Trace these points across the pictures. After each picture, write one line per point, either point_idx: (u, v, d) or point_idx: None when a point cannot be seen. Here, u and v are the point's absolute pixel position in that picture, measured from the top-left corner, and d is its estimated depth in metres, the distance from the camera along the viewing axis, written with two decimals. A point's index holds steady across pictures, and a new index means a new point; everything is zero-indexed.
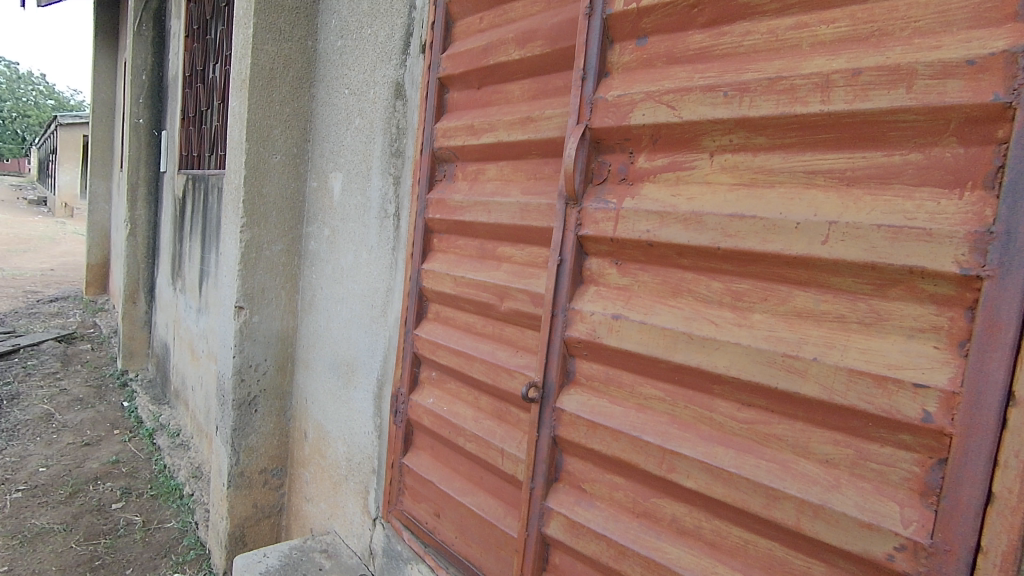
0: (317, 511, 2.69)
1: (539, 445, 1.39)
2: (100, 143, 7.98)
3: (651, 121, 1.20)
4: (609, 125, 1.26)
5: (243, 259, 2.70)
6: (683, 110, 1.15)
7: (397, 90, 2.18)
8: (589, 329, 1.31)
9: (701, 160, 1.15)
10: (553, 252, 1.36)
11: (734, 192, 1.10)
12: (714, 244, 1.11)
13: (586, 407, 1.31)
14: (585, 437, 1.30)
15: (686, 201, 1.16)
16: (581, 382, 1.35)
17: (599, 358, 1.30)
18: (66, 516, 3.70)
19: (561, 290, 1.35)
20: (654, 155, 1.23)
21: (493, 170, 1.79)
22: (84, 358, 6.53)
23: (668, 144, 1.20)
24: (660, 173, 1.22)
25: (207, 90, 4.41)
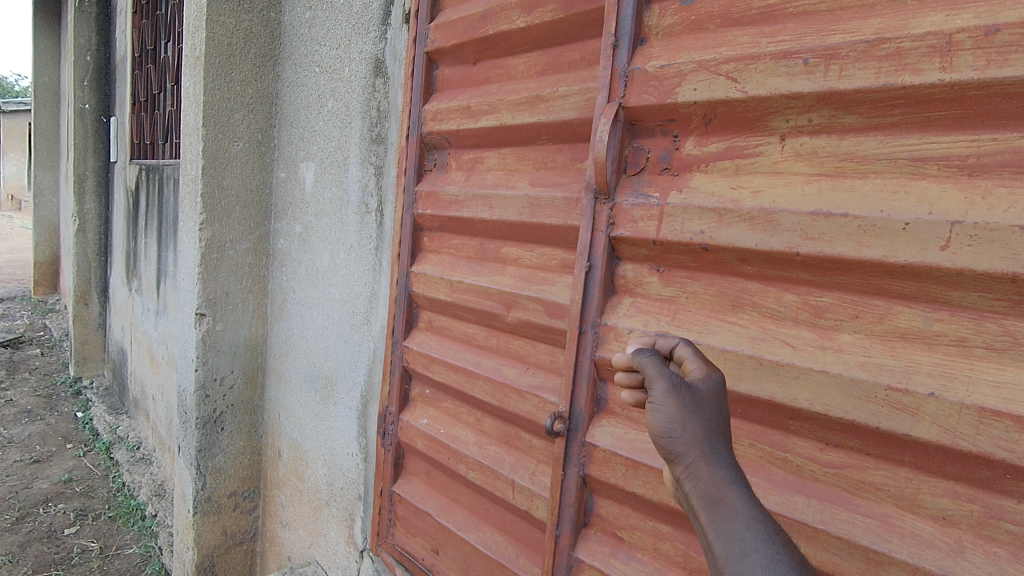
0: (295, 538, 2.44)
1: (566, 485, 1.18)
2: (45, 132, 7.40)
3: (705, 97, 0.98)
4: (650, 102, 1.04)
5: (203, 261, 2.40)
6: (749, 83, 0.93)
7: (377, 67, 1.91)
8: (626, 349, 1.09)
9: (769, 144, 0.94)
10: (579, 257, 1.14)
11: (814, 184, 0.89)
12: (789, 248, 0.90)
13: (623, 443, 1.11)
14: (625, 479, 1.10)
15: (752, 195, 0.94)
16: (614, 412, 1.14)
17: None
18: (11, 546, 3.35)
19: (589, 303, 1.13)
20: (707, 138, 1.01)
21: (494, 159, 1.55)
22: (32, 365, 6.05)
23: (725, 125, 0.98)
24: (714, 160, 1.00)
25: (159, 71, 4.02)
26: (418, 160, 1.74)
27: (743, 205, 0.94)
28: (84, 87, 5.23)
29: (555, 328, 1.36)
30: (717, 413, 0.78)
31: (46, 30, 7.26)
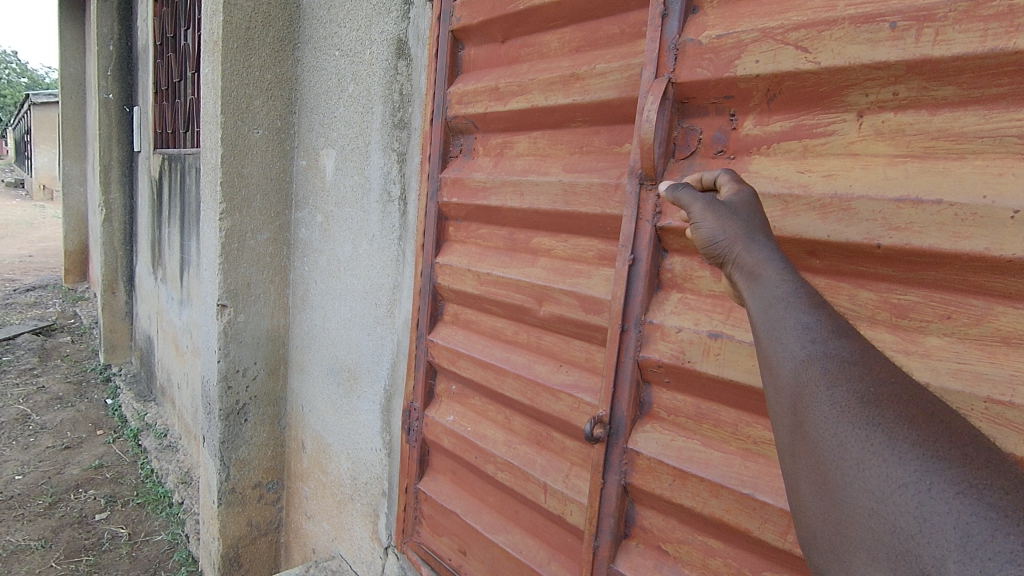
0: (319, 530, 2.41)
1: (606, 494, 1.10)
2: (72, 122, 7.47)
3: (769, 70, 0.88)
4: (704, 77, 0.94)
5: (225, 251, 2.35)
6: (822, 53, 0.83)
7: (398, 48, 1.82)
8: (674, 350, 1.01)
9: (845, 123, 0.84)
10: (622, 249, 1.05)
11: (898, 166, 0.79)
12: (869, 240, 0.80)
13: (669, 451, 1.03)
14: (673, 489, 1.02)
15: (823, 179, 0.85)
16: (660, 416, 1.06)
17: (688, 387, 1.01)
18: (44, 531, 3.40)
19: (633, 300, 1.05)
20: (769, 117, 0.91)
21: (524, 143, 1.46)
22: (63, 352, 6.17)
23: (792, 102, 0.88)
24: (777, 141, 0.90)
25: (179, 58, 3.98)
26: (443, 146, 1.66)
27: (814, 193, 0.85)
28: (107, 76, 5.23)
29: (592, 324, 1.27)
30: (752, 214, 0.81)
31: (71, 20, 7.30)
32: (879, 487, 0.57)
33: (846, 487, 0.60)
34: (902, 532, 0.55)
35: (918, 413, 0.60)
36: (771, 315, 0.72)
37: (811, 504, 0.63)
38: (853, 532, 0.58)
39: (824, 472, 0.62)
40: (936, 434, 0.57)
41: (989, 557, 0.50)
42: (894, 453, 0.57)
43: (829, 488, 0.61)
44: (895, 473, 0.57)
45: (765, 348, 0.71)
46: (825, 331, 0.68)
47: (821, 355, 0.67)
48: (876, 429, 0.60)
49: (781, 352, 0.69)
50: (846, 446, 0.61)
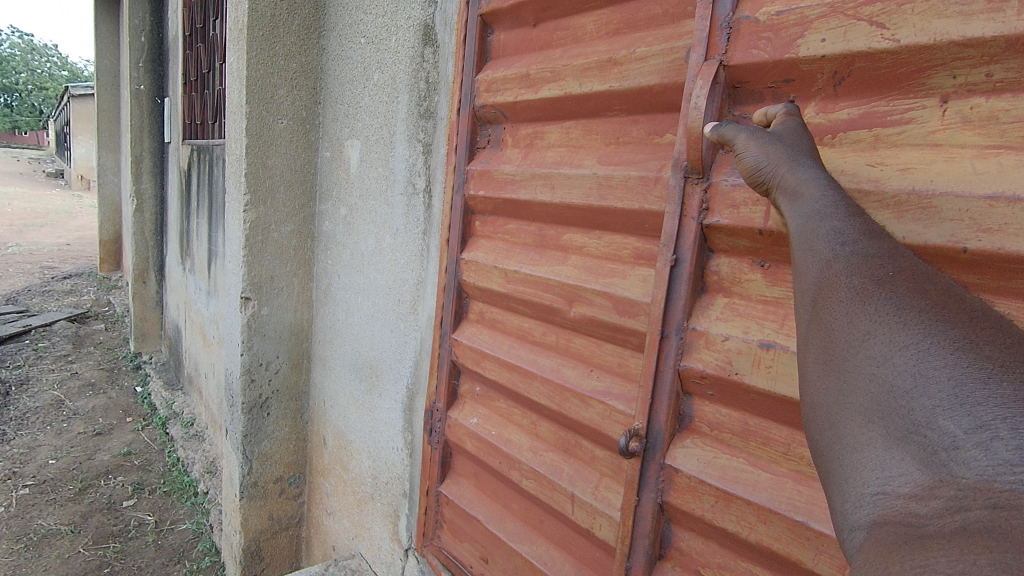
0: (340, 528, 2.38)
1: (640, 511, 1.03)
2: (107, 114, 7.62)
3: (839, 49, 0.83)
4: (761, 59, 0.90)
5: (249, 243, 2.33)
6: (902, 29, 0.78)
7: (425, 35, 1.75)
8: (721, 360, 0.94)
9: (925, 107, 0.79)
10: (663, 249, 0.97)
11: (989, 159, 0.73)
12: (954, 244, 0.75)
13: (712, 470, 0.96)
14: (715, 512, 0.96)
15: (898, 174, 0.80)
16: (701, 431, 0.99)
17: (734, 401, 0.94)
18: (74, 516, 3.47)
19: (676, 304, 0.97)
20: (836, 100, 0.86)
21: (556, 133, 1.38)
22: (97, 340, 6.31)
23: (863, 84, 0.83)
24: (845, 126, 0.85)
25: (208, 49, 3.99)
26: (470, 136, 1.58)
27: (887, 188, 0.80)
28: (139, 68, 5.29)
29: (627, 328, 1.19)
30: (799, 140, 0.82)
31: (108, 14, 7.44)
32: (883, 353, 0.59)
33: (852, 358, 0.62)
34: (899, 391, 0.57)
35: (933, 291, 0.61)
36: (808, 227, 0.74)
37: (817, 380, 0.65)
38: (854, 399, 0.60)
39: (834, 352, 0.64)
40: (947, 306, 0.59)
41: (979, 402, 0.52)
42: (903, 325, 0.59)
43: (835, 362, 0.63)
44: (899, 338, 0.59)
45: (797, 255, 0.73)
46: (853, 235, 0.70)
47: (847, 251, 0.68)
48: (886, 305, 0.62)
49: (810, 254, 0.71)
50: (858, 324, 0.62)
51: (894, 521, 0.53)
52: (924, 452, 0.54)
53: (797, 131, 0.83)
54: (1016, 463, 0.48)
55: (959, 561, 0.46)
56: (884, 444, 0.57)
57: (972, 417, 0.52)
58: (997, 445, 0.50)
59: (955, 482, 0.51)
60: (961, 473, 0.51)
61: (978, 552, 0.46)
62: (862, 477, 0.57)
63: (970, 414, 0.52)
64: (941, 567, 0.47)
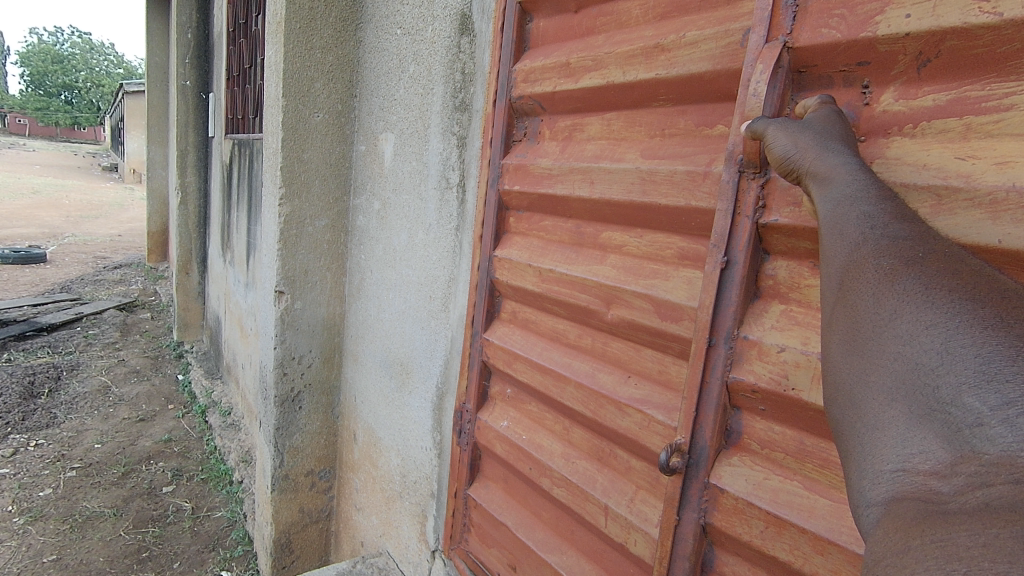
0: (368, 524, 2.37)
1: (681, 533, 1.00)
2: (156, 109, 7.86)
3: (926, 25, 0.77)
4: (833, 39, 0.85)
5: (284, 237, 2.33)
6: (1005, 1, 0.71)
7: (462, 24, 1.69)
8: (775, 373, 0.89)
9: None
10: (715, 250, 0.93)
11: None
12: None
13: (763, 491, 0.92)
14: (764, 539, 0.92)
15: (995, 170, 0.73)
16: (750, 449, 0.95)
17: (788, 419, 0.90)
18: (116, 499, 3.58)
19: (726, 311, 0.93)
20: (921, 83, 0.81)
21: (597, 125, 1.31)
22: (142, 328, 6.53)
23: (953, 66, 0.77)
24: (927, 111, 0.80)
25: (250, 45, 4.04)
26: (506, 128, 1.52)
27: (981, 186, 0.74)
28: (186, 65, 5.42)
29: (668, 333, 1.12)
30: (829, 126, 0.80)
31: (158, 12, 7.66)
32: (909, 331, 0.58)
33: (877, 337, 0.61)
34: (924, 369, 0.56)
35: (965, 270, 0.60)
36: (838, 210, 0.71)
37: (840, 360, 0.64)
38: (876, 376, 0.59)
39: (860, 334, 0.63)
40: (980, 285, 0.58)
41: (1007, 379, 0.50)
42: (931, 304, 0.58)
43: (859, 342, 0.62)
44: (927, 317, 0.57)
45: (824, 240, 0.71)
46: (883, 217, 0.68)
47: (878, 233, 0.67)
48: (914, 285, 0.60)
49: (839, 238, 0.69)
50: (884, 304, 0.61)
51: (913, 496, 0.53)
52: (948, 431, 0.53)
53: (828, 118, 0.82)
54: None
55: (981, 535, 0.46)
56: (906, 422, 0.56)
57: (999, 393, 0.50)
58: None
59: (978, 456, 0.50)
60: (984, 448, 0.50)
61: (999, 526, 0.46)
62: (882, 454, 0.57)
63: (998, 390, 0.51)
64: (963, 541, 0.47)
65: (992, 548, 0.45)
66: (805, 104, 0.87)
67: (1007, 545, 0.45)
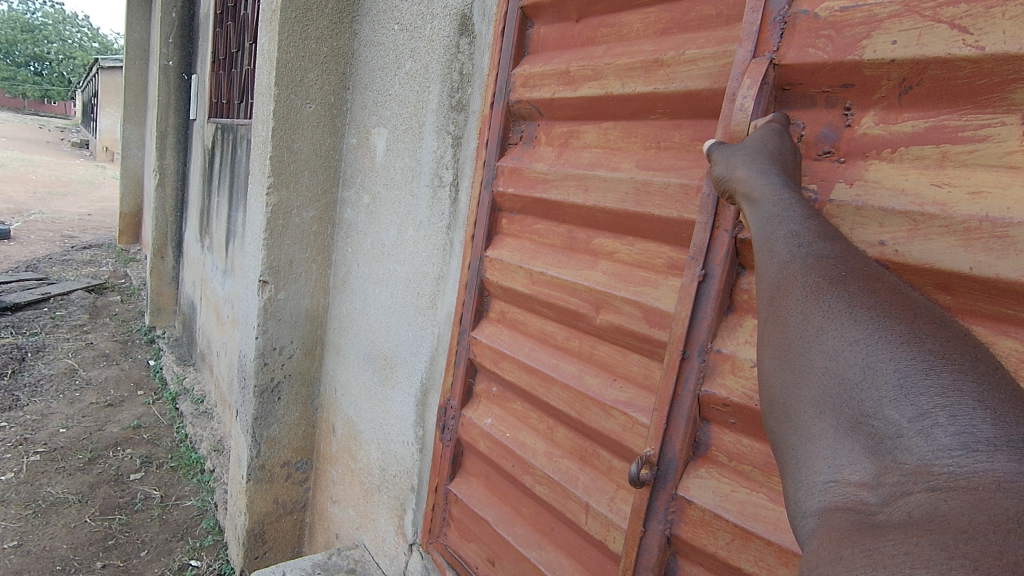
0: (344, 517, 2.37)
1: (647, 544, 1.05)
2: (134, 87, 7.65)
3: (911, 53, 0.82)
4: (819, 60, 0.90)
5: (270, 226, 2.31)
6: (988, 36, 0.76)
7: (461, 25, 1.71)
8: (747, 389, 0.93)
9: (1003, 125, 0.77)
10: (694, 263, 0.97)
11: None
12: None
13: (730, 503, 0.97)
14: (730, 550, 0.97)
15: (970, 199, 0.78)
16: (717, 460, 1.00)
17: (755, 432, 0.95)
18: (82, 486, 3.51)
19: (699, 324, 0.98)
20: (900, 108, 0.86)
21: (593, 134, 1.34)
22: (112, 312, 6.37)
23: (932, 95, 0.82)
24: (906, 136, 0.85)
25: (238, 28, 3.97)
26: (502, 132, 1.55)
27: (954, 215, 0.80)
28: (169, 44, 5.31)
29: (655, 339, 1.16)
30: (764, 145, 0.86)
31: None
32: (834, 347, 0.62)
33: (806, 352, 0.64)
34: (849, 383, 0.60)
35: (883, 287, 0.64)
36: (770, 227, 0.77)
37: (774, 373, 0.68)
38: (805, 389, 0.63)
39: (791, 349, 0.66)
40: (894, 301, 0.62)
41: (920, 392, 0.55)
42: (853, 320, 0.62)
43: (790, 357, 0.66)
44: (849, 333, 0.61)
45: (757, 255, 0.76)
46: (809, 234, 0.73)
47: (803, 251, 0.71)
48: (838, 301, 0.64)
49: (770, 257, 0.73)
50: (811, 320, 0.65)
51: (846, 506, 0.57)
52: (872, 441, 0.57)
53: (769, 136, 0.88)
54: (953, 448, 0.52)
55: (905, 544, 0.49)
56: (834, 434, 0.60)
57: (915, 406, 0.55)
58: (936, 432, 0.53)
59: (897, 465, 0.55)
60: (904, 458, 0.55)
61: (920, 534, 0.49)
62: (815, 466, 0.61)
63: (913, 403, 0.55)
64: (890, 552, 0.49)
65: (913, 556, 0.47)
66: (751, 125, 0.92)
67: (926, 553, 0.47)
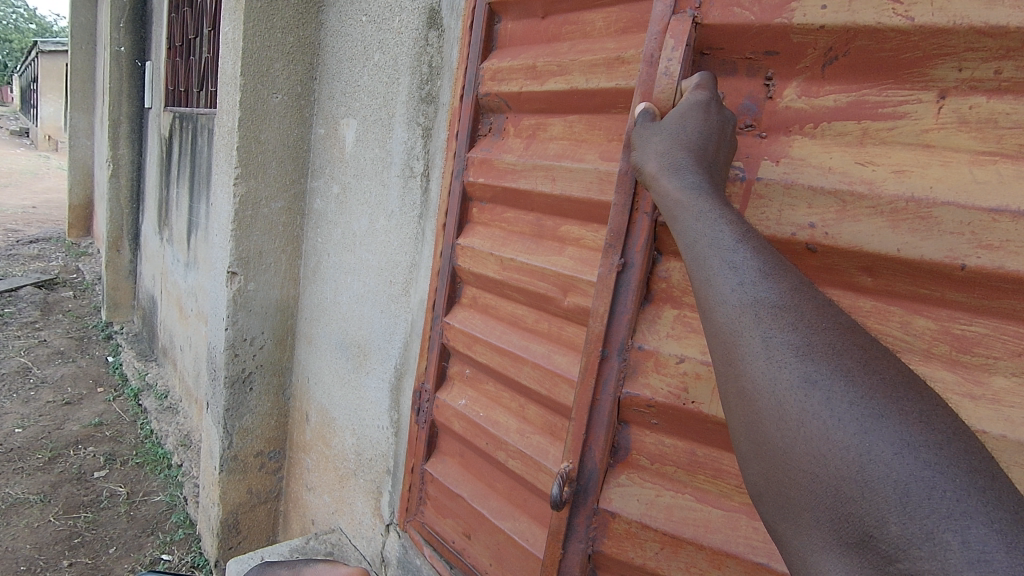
0: (320, 503, 2.41)
1: (570, 563, 1.19)
2: (80, 73, 7.32)
3: (842, 20, 0.91)
4: (752, 23, 0.98)
5: (238, 217, 2.32)
6: (916, 8, 0.86)
7: (430, 18, 1.75)
8: (672, 390, 1.06)
9: (921, 101, 0.89)
10: (613, 255, 1.06)
11: (978, 165, 0.86)
12: (951, 259, 0.87)
13: (657, 507, 1.11)
14: (660, 558, 1.11)
15: (898, 177, 0.91)
16: (638, 466, 1.13)
17: (677, 430, 1.08)
18: (43, 485, 3.43)
19: (619, 317, 1.08)
20: (822, 80, 0.97)
21: (559, 126, 1.42)
22: (65, 308, 6.14)
23: (855, 68, 0.93)
24: (831, 108, 0.96)
25: (196, 14, 3.88)
26: (472, 124, 1.60)
27: (885, 194, 0.91)
28: (121, 29, 5.13)
29: None
30: (681, 128, 0.89)
31: None
32: (822, 450, 0.58)
33: (791, 450, 0.60)
34: (845, 493, 0.55)
35: (852, 361, 0.59)
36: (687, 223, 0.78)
37: (758, 469, 0.64)
38: (797, 494, 0.59)
39: (775, 443, 0.62)
40: (870, 385, 0.58)
41: (924, 510, 0.51)
42: (834, 416, 0.57)
43: (773, 452, 0.62)
44: (834, 434, 0.57)
45: (700, 299, 0.72)
46: (751, 270, 0.69)
47: (752, 302, 0.67)
48: (810, 387, 0.60)
49: (725, 324, 0.68)
50: (787, 409, 0.60)
51: None
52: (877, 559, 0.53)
53: (685, 116, 0.91)
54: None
55: None
56: (835, 549, 0.56)
57: (920, 522, 0.51)
58: (949, 555, 0.49)
59: None
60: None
61: None
62: None
63: (917, 519, 0.51)
64: None
65: None
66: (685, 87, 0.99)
67: None
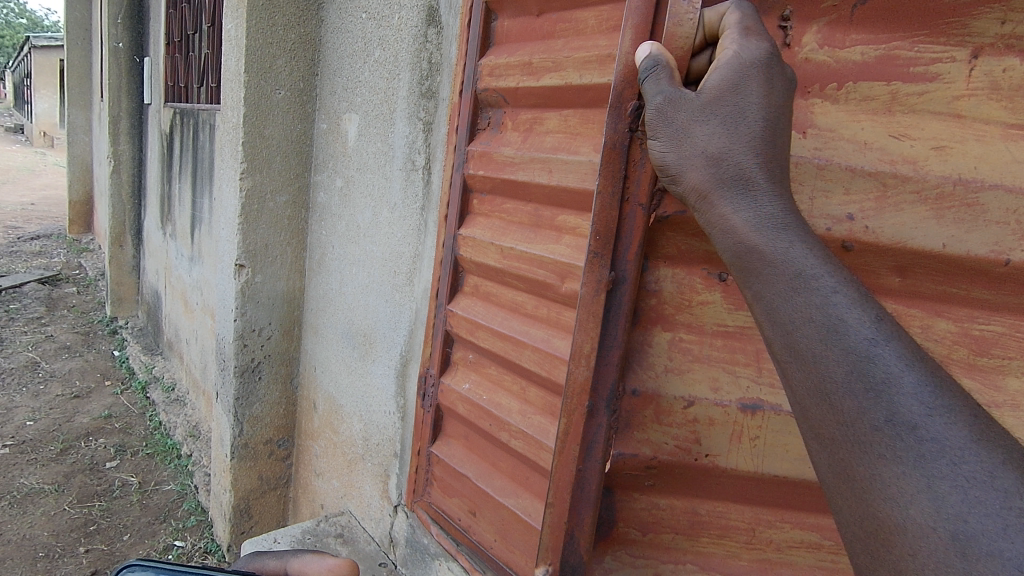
0: (328, 488, 2.49)
1: None
2: (78, 69, 7.34)
3: None
4: None
5: (244, 211, 2.38)
6: None
7: (429, 15, 1.81)
8: (673, 445, 1.16)
9: (950, 52, 0.98)
10: (606, 271, 1.04)
11: (1008, 137, 0.99)
12: (999, 252, 1.01)
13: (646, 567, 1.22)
14: None
15: (939, 150, 1.00)
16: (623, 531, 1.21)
17: (670, 484, 1.18)
18: (57, 475, 3.52)
19: (612, 344, 1.08)
20: (846, 28, 1.00)
21: (555, 120, 1.48)
22: (70, 303, 6.21)
23: (883, 16, 0.98)
24: (859, 60, 1.00)
25: (194, 10, 3.91)
26: (471, 118, 1.66)
27: (929, 177, 1.01)
28: (118, 25, 5.15)
29: None
30: (732, 125, 0.83)
31: None
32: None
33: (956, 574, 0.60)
34: None
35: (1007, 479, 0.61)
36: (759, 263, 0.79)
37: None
38: None
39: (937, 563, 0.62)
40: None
41: None
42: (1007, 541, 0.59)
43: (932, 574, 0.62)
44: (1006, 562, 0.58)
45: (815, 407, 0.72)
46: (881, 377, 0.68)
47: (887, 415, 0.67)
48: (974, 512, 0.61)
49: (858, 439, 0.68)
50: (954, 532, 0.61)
51: None
52: None
53: (737, 89, 0.83)
54: None
55: None
56: None
57: None
58: None
59: None
60: None
61: None
62: None
63: None
64: None
65: None
66: (724, 20, 0.91)
67: None
